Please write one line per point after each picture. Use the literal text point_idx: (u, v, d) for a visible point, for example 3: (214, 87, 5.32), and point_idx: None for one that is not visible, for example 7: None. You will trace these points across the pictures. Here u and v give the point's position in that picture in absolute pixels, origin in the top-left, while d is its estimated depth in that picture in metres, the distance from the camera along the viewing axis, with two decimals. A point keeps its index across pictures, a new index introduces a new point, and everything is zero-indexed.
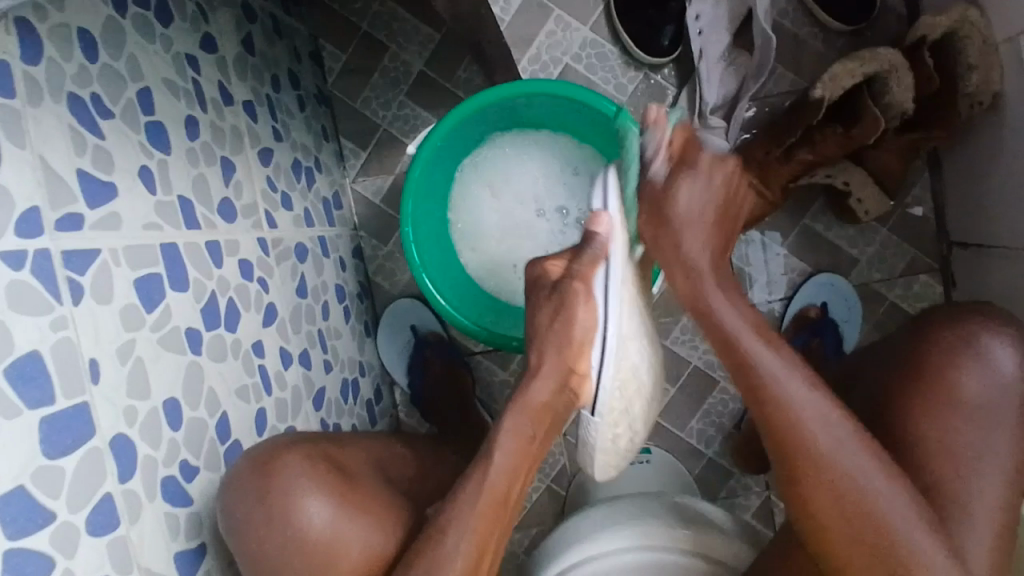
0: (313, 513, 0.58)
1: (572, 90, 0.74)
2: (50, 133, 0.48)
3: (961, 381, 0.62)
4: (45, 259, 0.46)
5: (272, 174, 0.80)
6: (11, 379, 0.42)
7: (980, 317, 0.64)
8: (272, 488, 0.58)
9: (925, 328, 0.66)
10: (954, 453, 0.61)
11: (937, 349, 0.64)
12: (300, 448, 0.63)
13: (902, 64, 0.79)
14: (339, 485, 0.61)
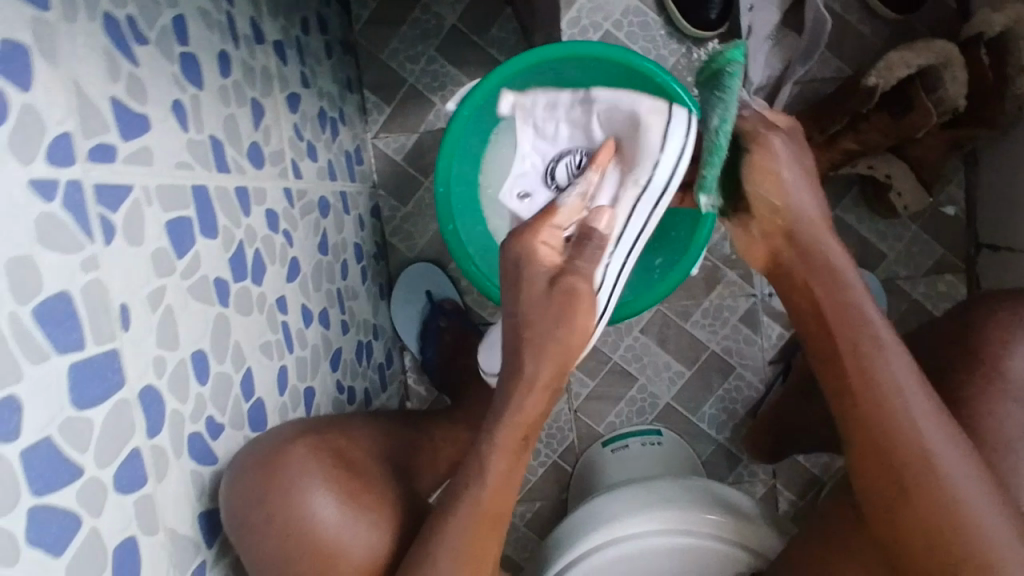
0: (320, 504, 0.51)
1: (624, 54, 0.72)
2: (85, 52, 0.44)
3: (1012, 367, 0.60)
4: (77, 191, 0.41)
5: (299, 121, 0.76)
6: (40, 321, 0.38)
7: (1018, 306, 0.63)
8: (277, 475, 0.51)
9: (978, 322, 0.63)
10: (997, 442, 0.58)
11: (990, 334, 0.62)
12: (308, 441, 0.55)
13: (958, 59, 0.75)
14: (341, 475, 0.54)
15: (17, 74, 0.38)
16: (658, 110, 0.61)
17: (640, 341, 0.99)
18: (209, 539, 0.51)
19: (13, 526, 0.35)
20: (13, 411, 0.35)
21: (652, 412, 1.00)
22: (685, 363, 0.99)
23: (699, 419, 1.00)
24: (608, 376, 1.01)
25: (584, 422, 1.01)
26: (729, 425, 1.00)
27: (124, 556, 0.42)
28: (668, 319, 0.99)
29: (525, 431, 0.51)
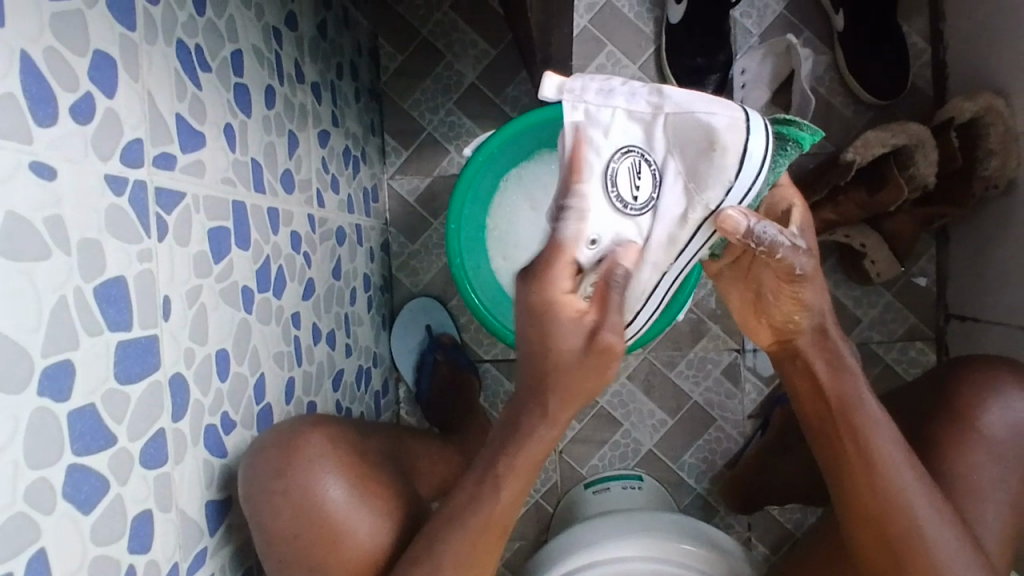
0: (333, 491, 0.55)
1: None
2: (161, 73, 0.49)
3: (985, 422, 0.61)
4: (141, 190, 0.46)
5: (326, 155, 0.82)
6: (99, 299, 0.42)
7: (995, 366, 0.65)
8: (297, 464, 0.55)
9: (960, 373, 0.65)
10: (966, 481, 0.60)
11: (969, 387, 0.64)
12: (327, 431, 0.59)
13: (929, 141, 0.83)
14: (356, 467, 0.58)
15: (108, 84, 0.43)
16: (733, 121, 0.49)
17: (627, 388, 1.03)
18: (213, 528, 0.54)
19: (54, 478, 0.38)
20: (67, 374, 0.39)
21: (634, 458, 1.04)
22: (668, 412, 1.03)
23: (679, 467, 1.03)
24: (595, 420, 1.04)
25: (568, 464, 1.04)
26: (707, 475, 1.03)
27: (138, 528, 0.45)
28: (654, 368, 1.03)
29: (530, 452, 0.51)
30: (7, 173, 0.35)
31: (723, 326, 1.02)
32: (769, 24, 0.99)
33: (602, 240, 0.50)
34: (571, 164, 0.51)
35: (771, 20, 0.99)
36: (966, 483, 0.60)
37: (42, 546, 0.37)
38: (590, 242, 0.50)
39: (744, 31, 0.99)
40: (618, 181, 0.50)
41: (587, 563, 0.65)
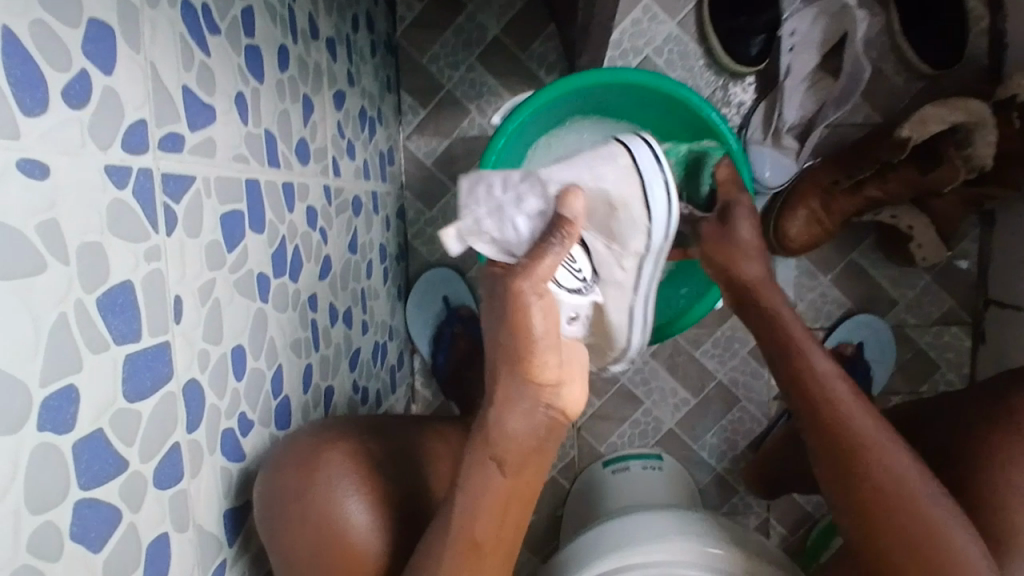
0: (355, 511, 0.51)
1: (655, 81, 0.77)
2: (165, 39, 0.43)
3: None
4: (146, 179, 0.41)
5: (342, 119, 0.76)
6: (103, 310, 0.37)
7: None
8: (317, 475, 0.51)
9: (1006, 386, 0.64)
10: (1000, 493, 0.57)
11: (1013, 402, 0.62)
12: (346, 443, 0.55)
13: (990, 120, 0.77)
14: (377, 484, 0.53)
15: (105, 58, 0.37)
16: (627, 173, 0.55)
17: (650, 365, 1.00)
18: (232, 536, 0.50)
19: (61, 519, 0.34)
20: (71, 401, 0.35)
21: (654, 436, 1.01)
22: (691, 391, 1.00)
23: (699, 447, 1.01)
24: (616, 397, 1.01)
25: (587, 440, 1.02)
26: (728, 455, 1.01)
27: (155, 552, 0.41)
28: (679, 346, 1.00)
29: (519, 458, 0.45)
30: None
31: None
32: None
33: (580, 312, 0.56)
34: (564, 226, 0.44)
35: None
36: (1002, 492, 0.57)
37: None
38: (570, 320, 0.55)
39: None
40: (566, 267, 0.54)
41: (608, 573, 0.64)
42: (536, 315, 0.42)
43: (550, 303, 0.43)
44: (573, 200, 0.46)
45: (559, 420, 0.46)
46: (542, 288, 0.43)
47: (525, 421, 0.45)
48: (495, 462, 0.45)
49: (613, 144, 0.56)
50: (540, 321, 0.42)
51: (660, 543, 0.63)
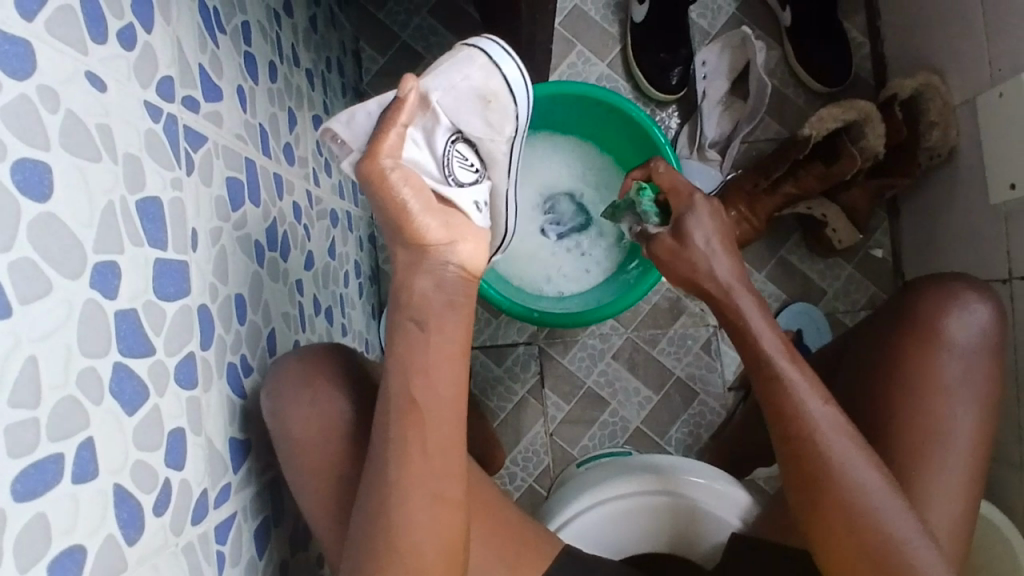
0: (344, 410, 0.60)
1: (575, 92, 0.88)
2: (186, 21, 0.52)
3: (951, 335, 0.66)
4: (173, 123, 0.49)
5: (320, 139, 0.86)
6: (140, 214, 0.44)
7: (955, 278, 0.69)
8: (316, 377, 0.60)
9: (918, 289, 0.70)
10: (933, 430, 0.64)
11: (927, 303, 0.68)
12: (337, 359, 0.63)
13: (875, 115, 0.92)
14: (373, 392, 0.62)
15: (145, 20, 0.46)
16: (484, 67, 0.58)
17: (612, 367, 1.07)
18: (236, 465, 0.55)
19: (103, 371, 0.39)
20: (113, 275, 0.41)
21: (623, 435, 1.06)
22: (652, 389, 1.07)
23: (666, 442, 1.07)
24: (583, 401, 1.07)
25: (559, 445, 1.06)
26: (694, 448, 1.06)
27: (172, 444, 0.46)
28: (637, 347, 1.08)
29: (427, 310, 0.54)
30: (66, 77, 0.38)
31: (699, 303, 1.08)
32: (724, 23, 1.08)
33: (482, 200, 0.59)
34: (397, 104, 0.52)
35: (725, 20, 1.08)
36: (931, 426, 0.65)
37: (90, 436, 0.38)
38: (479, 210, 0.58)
39: (701, 30, 1.08)
40: (450, 164, 0.56)
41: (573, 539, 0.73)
42: (399, 182, 0.51)
43: (416, 176, 0.52)
44: (406, 80, 0.52)
45: (467, 276, 0.56)
46: (398, 159, 0.51)
47: (431, 284, 0.54)
48: (414, 321, 0.54)
49: (466, 49, 0.58)
50: (410, 195, 0.52)
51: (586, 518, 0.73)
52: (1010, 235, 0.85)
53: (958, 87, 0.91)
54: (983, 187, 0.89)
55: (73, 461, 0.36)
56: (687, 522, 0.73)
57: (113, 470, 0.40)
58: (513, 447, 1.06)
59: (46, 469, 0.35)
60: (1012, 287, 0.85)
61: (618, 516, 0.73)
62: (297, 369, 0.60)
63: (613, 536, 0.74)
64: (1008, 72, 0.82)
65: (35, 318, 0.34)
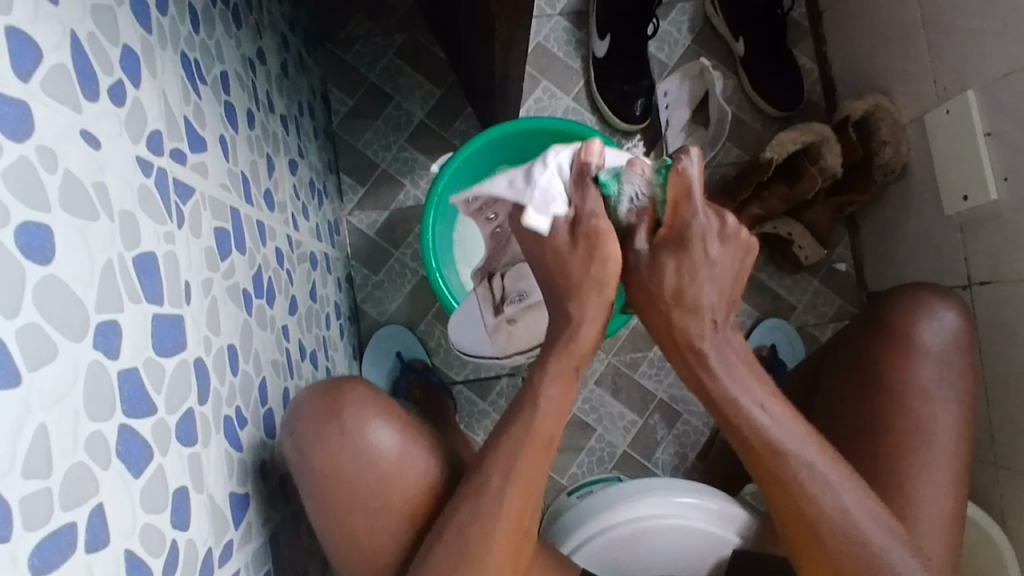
0: (382, 438, 0.62)
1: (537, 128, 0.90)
2: (170, 74, 0.52)
3: (925, 340, 0.69)
4: (163, 177, 0.49)
5: (296, 183, 0.85)
6: (137, 270, 0.43)
7: (926, 287, 0.73)
8: (342, 408, 0.62)
9: (887, 298, 0.73)
10: (916, 437, 0.66)
11: (898, 311, 0.71)
12: (365, 386, 0.65)
13: (831, 136, 0.97)
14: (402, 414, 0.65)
15: (134, 77, 0.46)
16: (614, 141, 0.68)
17: (596, 393, 1.08)
18: (237, 520, 0.53)
19: (109, 434, 0.38)
20: (114, 333, 0.40)
21: (611, 461, 1.07)
22: (637, 412, 1.09)
23: (653, 464, 1.08)
24: (570, 428, 1.07)
25: (549, 475, 1.06)
26: (681, 469, 1.08)
27: (178, 503, 0.44)
28: (619, 371, 1.09)
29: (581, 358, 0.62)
30: (63, 136, 0.37)
31: None
32: (680, 55, 1.13)
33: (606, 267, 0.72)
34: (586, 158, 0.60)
35: (681, 52, 1.13)
36: (910, 434, 0.67)
37: (100, 502, 0.37)
38: None
39: (660, 62, 1.13)
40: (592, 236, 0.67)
41: (586, 560, 0.74)
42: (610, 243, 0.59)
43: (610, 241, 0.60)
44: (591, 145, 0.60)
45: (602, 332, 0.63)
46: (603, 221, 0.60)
47: (593, 333, 0.62)
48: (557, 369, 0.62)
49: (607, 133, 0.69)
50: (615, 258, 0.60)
51: (595, 542, 0.74)
52: (966, 243, 0.90)
53: (907, 107, 0.97)
54: (936, 199, 0.94)
55: (85, 529, 0.35)
56: (684, 540, 0.74)
57: (124, 535, 0.38)
58: None
59: (61, 539, 0.34)
60: (972, 291, 0.89)
61: (626, 540, 0.74)
62: (321, 400, 0.62)
63: (621, 558, 0.74)
64: (953, 90, 0.88)
65: (41, 384, 0.33)
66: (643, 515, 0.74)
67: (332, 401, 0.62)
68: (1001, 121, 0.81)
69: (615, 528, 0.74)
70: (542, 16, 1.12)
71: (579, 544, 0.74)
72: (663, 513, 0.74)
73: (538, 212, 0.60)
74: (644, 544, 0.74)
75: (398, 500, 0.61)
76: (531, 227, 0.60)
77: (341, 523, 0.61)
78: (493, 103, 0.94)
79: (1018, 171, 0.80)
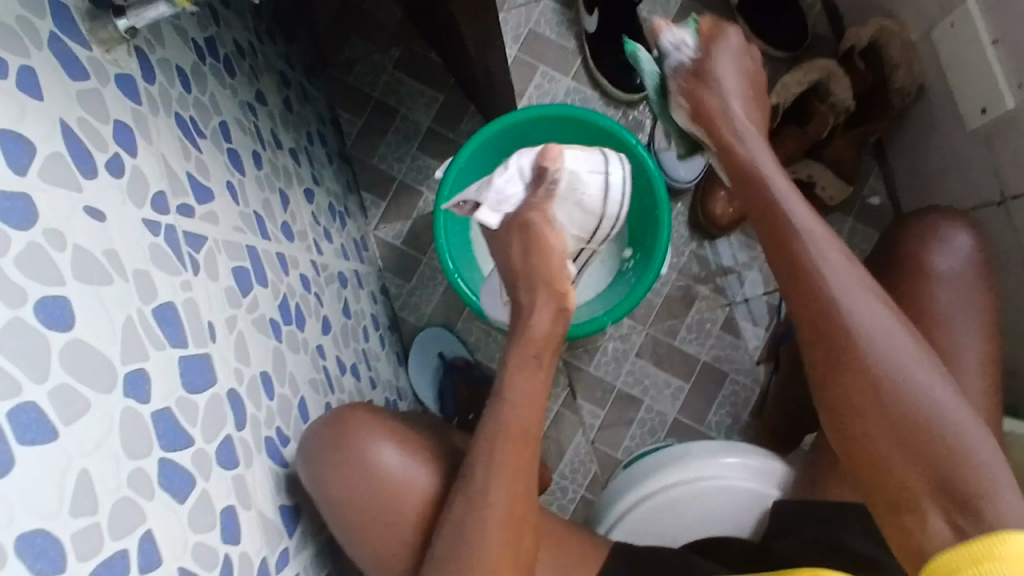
0: (388, 457, 0.67)
1: (540, 111, 0.91)
2: (167, 137, 0.57)
3: (938, 265, 0.72)
4: (173, 232, 0.54)
5: (314, 210, 0.90)
6: (158, 321, 0.49)
7: (938, 215, 0.75)
8: (346, 434, 0.66)
9: (902, 229, 0.76)
10: (941, 365, 0.68)
11: (909, 244, 0.74)
12: (362, 411, 0.70)
13: (838, 70, 0.94)
14: (401, 430, 0.70)
15: (130, 149, 0.51)
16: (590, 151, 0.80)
17: (639, 364, 1.09)
18: (289, 530, 0.59)
19: (149, 469, 0.43)
20: (143, 380, 0.45)
21: (663, 429, 1.08)
22: (682, 378, 1.09)
23: (707, 427, 1.08)
24: (618, 403, 1.09)
25: (603, 451, 1.08)
26: (735, 429, 1.08)
27: (227, 521, 0.50)
28: (659, 340, 1.10)
29: (542, 345, 0.71)
30: (69, 217, 0.43)
31: (710, 286, 1.10)
32: (673, 15, 1.11)
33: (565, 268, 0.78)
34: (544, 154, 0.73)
35: (675, 10, 1.11)
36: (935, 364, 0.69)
37: (149, 528, 0.42)
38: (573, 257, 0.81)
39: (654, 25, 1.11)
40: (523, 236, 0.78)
41: (627, 527, 0.77)
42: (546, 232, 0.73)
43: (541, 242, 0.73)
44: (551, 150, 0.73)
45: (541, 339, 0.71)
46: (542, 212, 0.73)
47: (547, 319, 0.73)
48: None
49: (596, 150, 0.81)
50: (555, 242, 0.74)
51: (636, 507, 0.77)
52: (994, 156, 0.86)
53: (914, 25, 0.92)
54: (956, 117, 0.90)
55: (137, 555, 0.41)
56: (722, 501, 0.77)
57: (176, 555, 0.44)
58: (559, 462, 1.07)
59: (115, 565, 0.39)
60: (1008, 207, 0.86)
61: (667, 505, 0.77)
62: (327, 430, 0.66)
63: (662, 524, 0.77)
64: (953, 2, 0.85)
65: (78, 435, 0.39)
66: (686, 478, 0.77)
67: (336, 430, 0.67)
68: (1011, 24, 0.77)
69: (655, 493, 0.77)
70: (529, 1, 1.12)
71: (617, 513, 0.78)
72: (706, 475, 0.77)
73: (489, 210, 0.74)
74: (686, 508, 0.77)
75: (412, 506, 0.67)
76: (482, 221, 0.73)
77: (363, 539, 0.66)
78: (490, 100, 0.96)
79: None
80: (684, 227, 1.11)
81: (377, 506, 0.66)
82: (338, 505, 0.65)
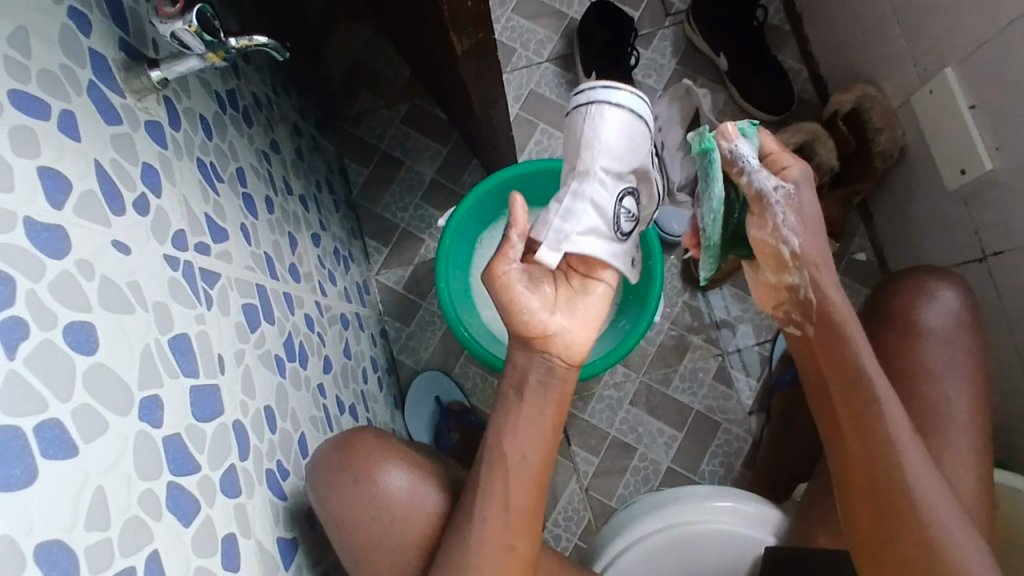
0: (393, 480, 0.68)
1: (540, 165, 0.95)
2: (189, 180, 0.61)
3: (927, 322, 0.75)
4: (190, 269, 0.57)
5: (320, 254, 0.93)
6: (172, 351, 0.51)
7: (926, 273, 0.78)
8: (354, 458, 0.68)
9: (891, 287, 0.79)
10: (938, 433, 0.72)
11: (899, 300, 0.77)
12: (373, 435, 0.71)
13: (821, 131, 1.00)
14: (410, 456, 0.71)
15: (156, 190, 0.55)
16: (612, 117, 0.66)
17: (633, 413, 1.11)
18: (286, 563, 0.60)
19: (158, 491, 0.45)
20: (156, 407, 0.47)
21: (657, 478, 1.09)
22: (675, 427, 1.10)
23: (700, 477, 1.09)
24: (612, 451, 1.10)
25: (597, 499, 1.08)
26: (727, 479, 1.08)
27: (227, 549, 0.51)
28: (652, 389, 1.12)
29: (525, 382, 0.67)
30: (97, 248, 0.46)
31: (702, 336, 1.13)
32: (667, 79, 1.18)
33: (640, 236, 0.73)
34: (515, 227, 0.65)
35: (668, 75, 1.18)
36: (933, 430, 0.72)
37: (155, 548, 0.43)
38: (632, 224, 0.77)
39: (649, 88, 1.18)
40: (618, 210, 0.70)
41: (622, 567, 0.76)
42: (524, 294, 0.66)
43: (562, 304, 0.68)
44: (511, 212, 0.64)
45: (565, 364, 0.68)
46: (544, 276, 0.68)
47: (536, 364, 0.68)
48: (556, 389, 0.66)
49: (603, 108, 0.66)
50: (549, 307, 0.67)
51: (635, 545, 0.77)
52: (973, 216, 0.90)
53: (894, 92, 0.98)
54: (936, 179, 0.95)
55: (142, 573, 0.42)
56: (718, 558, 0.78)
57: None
58: (553, 509, 1.07)
59: None
60: (988, 264, 0.90)
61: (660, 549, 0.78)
62: (337, 452, 0.68)
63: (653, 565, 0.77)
64: (931, 71, 0.91)
65: (95, 454, 0.40)
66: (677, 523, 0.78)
67: (346, 452, 0.68)
68: (984, 93, 0.83)
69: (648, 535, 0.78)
70: (531, 64, 1.19)
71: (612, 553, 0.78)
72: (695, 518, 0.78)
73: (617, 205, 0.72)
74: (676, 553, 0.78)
75: (412, 539, 0.67)
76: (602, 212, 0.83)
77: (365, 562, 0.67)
78: (491, 153, 1.01)
79: (1006, 139, 0.82)
80: (677, 279, 1.14)
81: (379, 532, 0.67)
82: (347, 531, 0.66)
